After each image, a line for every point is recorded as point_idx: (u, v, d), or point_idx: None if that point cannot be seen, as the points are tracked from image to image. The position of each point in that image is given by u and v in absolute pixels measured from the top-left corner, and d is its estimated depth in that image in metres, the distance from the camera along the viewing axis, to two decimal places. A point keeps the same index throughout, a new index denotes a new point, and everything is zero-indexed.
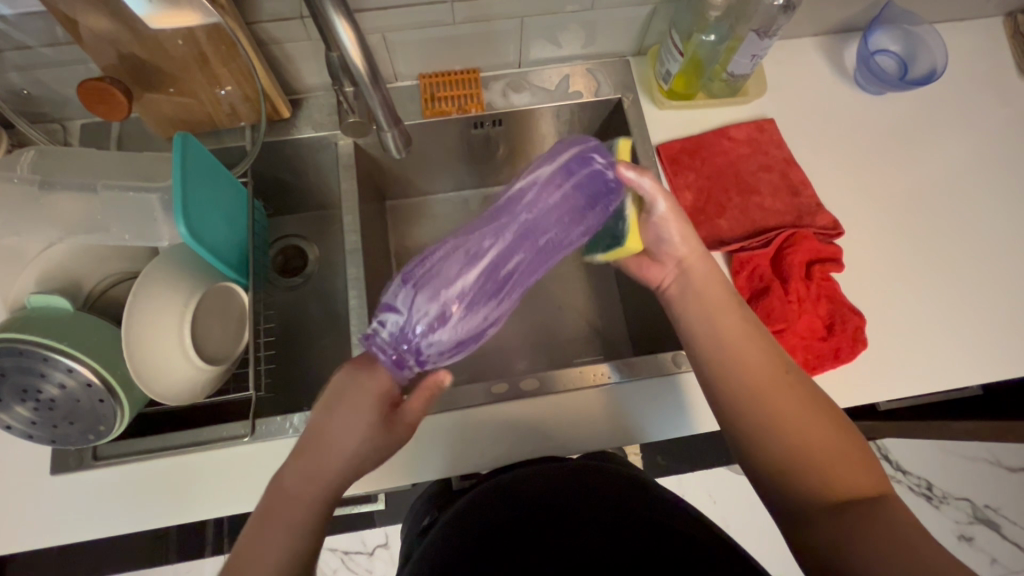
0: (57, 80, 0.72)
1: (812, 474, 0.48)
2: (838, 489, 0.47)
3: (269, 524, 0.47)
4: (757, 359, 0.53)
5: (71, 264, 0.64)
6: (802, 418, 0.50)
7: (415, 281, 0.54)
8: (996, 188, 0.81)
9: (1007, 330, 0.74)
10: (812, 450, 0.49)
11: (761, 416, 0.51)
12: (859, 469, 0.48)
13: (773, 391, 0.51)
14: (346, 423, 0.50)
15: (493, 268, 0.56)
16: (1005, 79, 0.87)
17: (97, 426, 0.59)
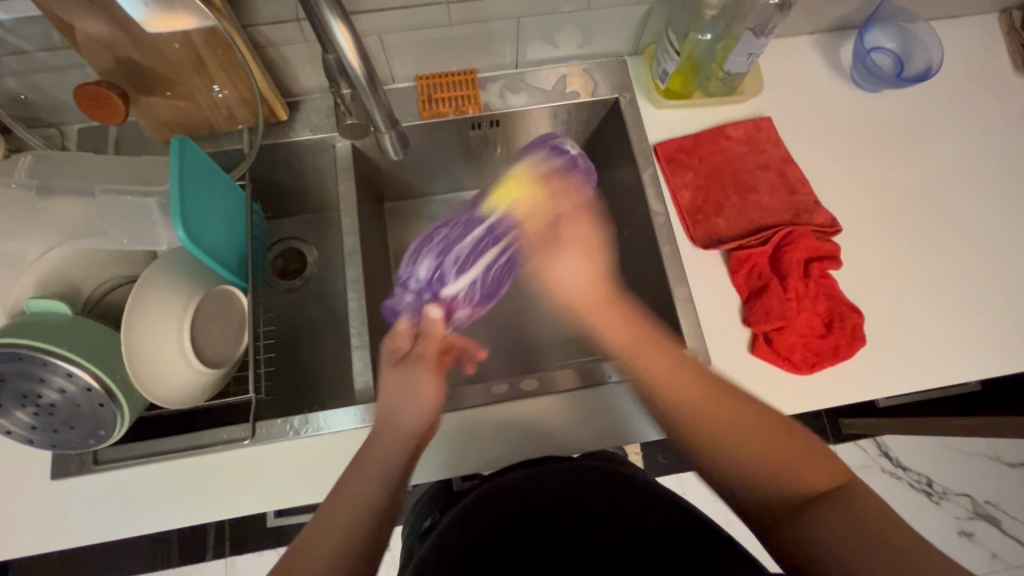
0: (53, 85, 0.72)
1: (766, 476, 0.48)
2: (799, 484, 0.47)
3: (347, 487, 0.50)
4: (681, 386, 0.55)
5: (70, 268, 0.64)
6: (730, 423, 0.51)
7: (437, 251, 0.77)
8: (993, 185, 0.82)
9: (1005, 326, 0.74)
10: (755, 453, 0.49)
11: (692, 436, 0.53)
12: (818, 462, 0.48)
13: (701, 411, 0.53)
14: (400, 390, 0.59)
15: (508, 249, 0.70)
16: (1001, 75, 0.87)
17: (97, 430, 0.59)
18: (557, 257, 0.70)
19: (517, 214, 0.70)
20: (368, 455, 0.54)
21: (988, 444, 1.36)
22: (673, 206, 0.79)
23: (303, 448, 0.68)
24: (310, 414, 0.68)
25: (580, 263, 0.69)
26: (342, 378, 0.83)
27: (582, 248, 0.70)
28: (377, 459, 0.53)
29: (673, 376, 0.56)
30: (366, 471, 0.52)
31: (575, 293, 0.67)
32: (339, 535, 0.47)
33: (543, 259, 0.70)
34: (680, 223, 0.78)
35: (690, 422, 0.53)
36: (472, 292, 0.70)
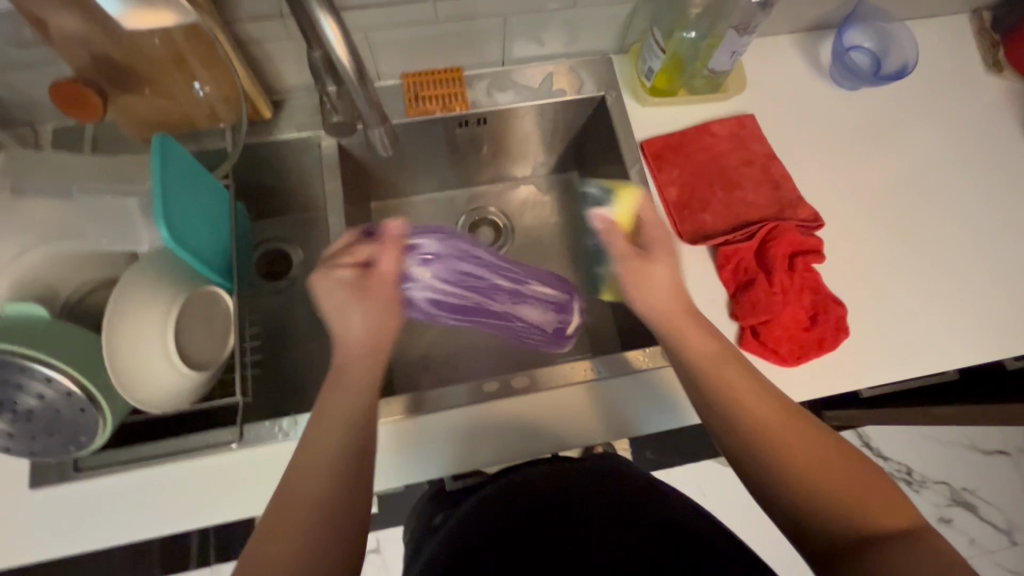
0: (26, 82, 0.70)
1: (835, 508, 0.49)
2: (868, 525, 0.48)
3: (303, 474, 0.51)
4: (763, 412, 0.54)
5: (42, 272, 0.61)
6: (813, 464, 0.51)
7: (445, 284, 0.72)
8: (967, 179, 0.84)
9: (981, 316, 0.76)
10: (833, 489, 0.50)
11: (773, 471, 0.52)
12: (889, 505, 0.49)
13: (790, 432, 0.53)
14: (338, 306, 0.59)
15: (480, 302, 0.76)
16: (973, 72, 0.90)
17: (78, 437, 0.57)
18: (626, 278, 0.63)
19: (504, 290, 0.77)
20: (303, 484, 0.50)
21: (962, 432, 1.40)
22: (659, 202, 0.80)
23: (289, 451, 0.67)
24: (299, 415, 0.67)
25: (666, 271, 0.62)
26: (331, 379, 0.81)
27: (670, 257, 0.63)
28: (305, 495, 0.49)
29: (744, 397, 0.55)
30: (313, 498, 0.49)
31: (660, 304, 0.61)
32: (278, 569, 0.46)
33: (626, 271, 0.63)
34: (667, 219, 0.79)
35: (760, 452, 0.52)
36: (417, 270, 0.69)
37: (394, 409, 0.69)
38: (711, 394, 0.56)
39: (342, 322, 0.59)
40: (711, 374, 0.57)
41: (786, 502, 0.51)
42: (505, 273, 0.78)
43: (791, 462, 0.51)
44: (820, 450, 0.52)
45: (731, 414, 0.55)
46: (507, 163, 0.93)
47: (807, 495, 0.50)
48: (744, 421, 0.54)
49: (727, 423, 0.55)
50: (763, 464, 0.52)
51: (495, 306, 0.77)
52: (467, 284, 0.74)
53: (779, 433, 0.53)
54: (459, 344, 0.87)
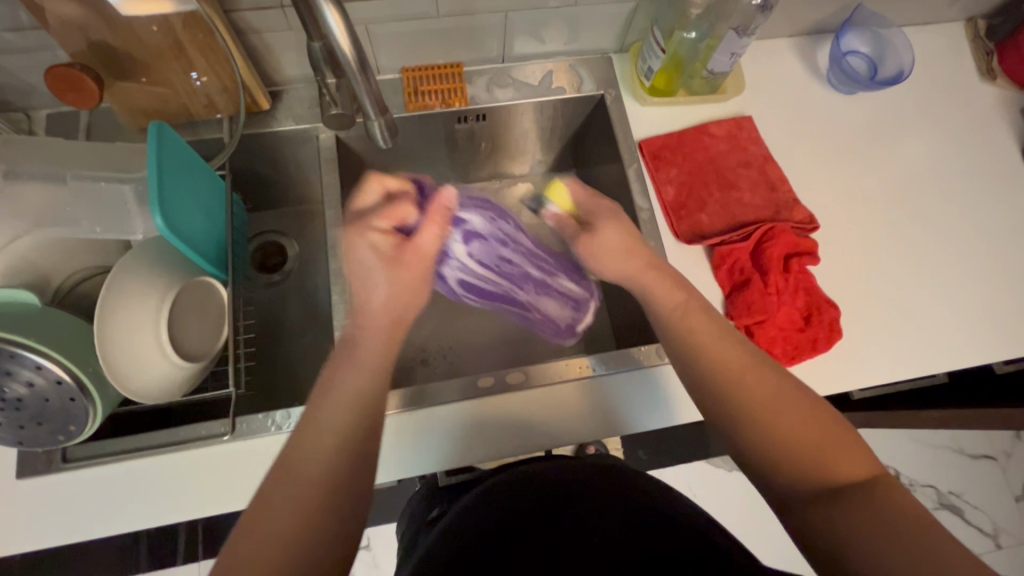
0: (21, 67, 0.69)
1: (797, 454, 0.49)
2: (830, 473, 0.48)
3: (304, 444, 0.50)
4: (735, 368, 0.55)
5: (37, 259, 0.61)
6: (777, 410, 0.52)
7: (477, 262, 0.77)
8: (960, 185, 0.85)
9: (971, 320, 0.77)
10: (795, 434, 0.50)
11: (737, 417, 0.53)
12: (853, 453, 0.49)
13: (755, 378, 0.54)
14: (359, 262, 0.61)
15: (505, 287, 0.80)
16: (967, 80, 0.91)
17: (67, 426, 0.56)
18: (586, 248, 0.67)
19: (530, 281, 0.80)
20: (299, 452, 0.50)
21: (950, 436, 1.41)
22: (657, 202, 0.80)
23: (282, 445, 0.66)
24: (293, 409, 0.67)
25: (616, 231, 0.65)
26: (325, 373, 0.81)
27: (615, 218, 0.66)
28: (301, 465, 0.49)
29: (710, 345, 0.57)
30: (314, 470, 0.48)
31: (613, 262, 0.65)
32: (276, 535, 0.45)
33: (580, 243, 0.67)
34: (664, 218, 0.79)
35: (726, 399, 0.54)
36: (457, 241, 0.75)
37: (389, 403, 0.69)
38: (680, 343, 0.58)
39: (366, 289, 0.60)
40: (672, 322, 0.60)
41: (751, 448, 0.52)
42: (539, 264, 0.81)
43: (754, 408, 0.52)
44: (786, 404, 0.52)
45: (701, 363, 0.56)
46: (505, 160, 0.93)
47: (771, 442, 0.51)
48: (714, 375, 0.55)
49: (692, 371, 0.57)
50: (727, 411, 0.53)
51: (521, 296, 0.81)
52: (498, 267, 0.79)
53: (744, 379, 0.54)
54: (455, 340, 0.87)
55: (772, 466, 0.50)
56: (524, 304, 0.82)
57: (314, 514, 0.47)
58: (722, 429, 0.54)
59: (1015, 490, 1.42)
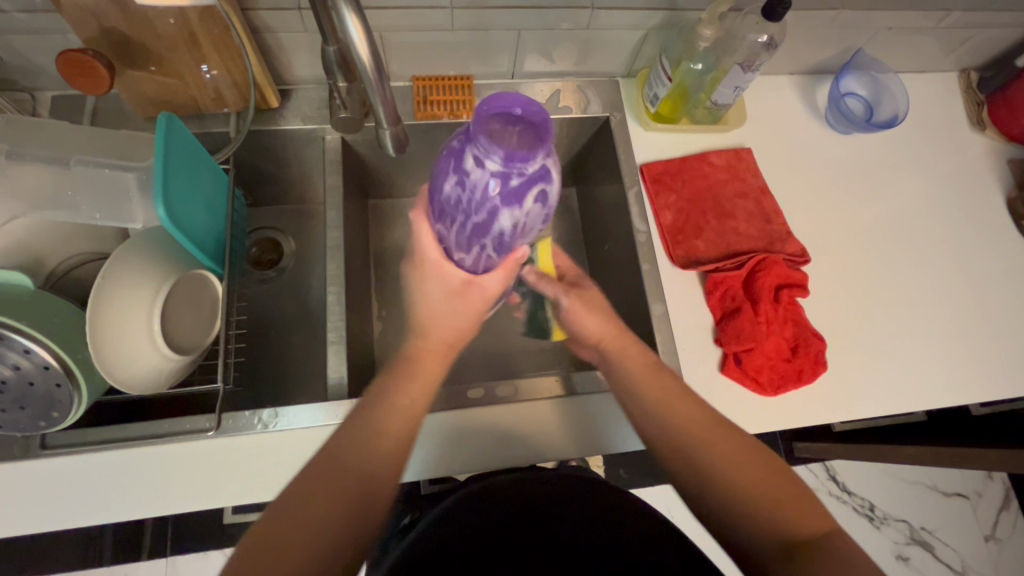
0: (29, 48, 0.68)
1: (757, 510, 0.53)
2: (788, 529, 0.51)
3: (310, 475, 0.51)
4: (698, 420, 0.58)
5: (31, 241, 0.62)
6: (747, 469, 0.55)
7: (517, 219, 0.50)
8: (947, 229, 0.88)
9: (951, 363, 0.79)
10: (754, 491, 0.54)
11: (711, 472, 0.55)
12: (812, 510, 0.53)
13: (719, 440, 0.57)
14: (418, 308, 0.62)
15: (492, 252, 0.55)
16: (958, 128, 0.94)
17: (49, 412, 0.55)
18: (572, 310, 0.67)
19: (512, 257, 0.57)
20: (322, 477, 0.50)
21: (924, 472, 1.43)
22: (655, 225, 0.82)
23: (268, 443, 0.66)
24: (280, 408, 0.66)
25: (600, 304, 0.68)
26: (314, 374, 0.81)
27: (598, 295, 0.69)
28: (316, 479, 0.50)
29: (686, 405, 0.59)
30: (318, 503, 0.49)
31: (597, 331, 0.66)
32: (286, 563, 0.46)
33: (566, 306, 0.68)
34: (661, 242, 0.81)
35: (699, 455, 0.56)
36: (486, 204, 0.49)
37: None
38: (659, 405, 0.59)
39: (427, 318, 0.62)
40: (642, 386, 0.61)
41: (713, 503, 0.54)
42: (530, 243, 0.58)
43: (718, 465, 0.55)
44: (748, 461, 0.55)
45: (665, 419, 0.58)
46: None
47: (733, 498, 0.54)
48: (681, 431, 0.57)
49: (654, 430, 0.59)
50: (691, 466, 0.56)
51: (494, 260, 0.57)
52: (520, 234, 0.53)
53: (706, 440, 0.57)
54: None
55: (736, 521, 0.53)
56: (489, 262, 0.57)
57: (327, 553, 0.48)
58: (692, 479, 0.56)
59: (985, 530, 1.45)
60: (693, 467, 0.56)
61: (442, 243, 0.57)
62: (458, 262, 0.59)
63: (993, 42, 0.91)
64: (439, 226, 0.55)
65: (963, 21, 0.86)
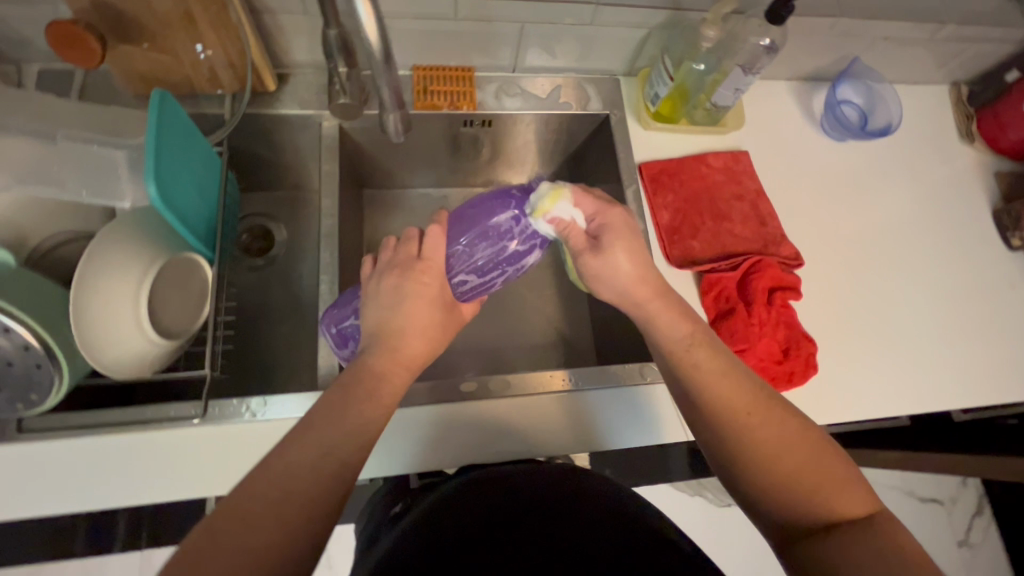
0: (16, 17, 0.66)
1: (797, 499, 0.49)
2: (828, 514, 0.48)
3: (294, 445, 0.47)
4: (729, 393, 0.54)
5: (17, 218, 0.60)
6: (785, 448, 0.51)
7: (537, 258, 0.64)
8: (934, 238, 0.89)
9: (936, 369, 0.80)
10: (793, 477, 0.50)
11: (743, 451, 0.52)
12: (852, 493, 0.49)
13: (756, 422, 0.52)
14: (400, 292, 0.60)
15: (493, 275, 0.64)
16: (949, 139, 0.96)
17: (27, 394, 0.53)
18: (596, 272, 0.62)
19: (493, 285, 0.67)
20: (268, 480, 0.45)
21: (903, 479, 1.46)
22: (652, 224, 0.82)
23: (254, 433, 0.64)
24: (269, 396, 0.65)
25: (626, 255, 0.60)
26: (303, 364, 0.79)
27: (627, 236, 0.60)
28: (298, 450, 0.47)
29: (720, 381, 0.55)
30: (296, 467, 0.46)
31: (627, 288, 0.61)
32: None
33: (583, 265, 0.62)
34: (657, 241, 0.81)
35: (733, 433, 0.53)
36: (521, 241, 0.61)
37: None
38: (691, 380, 0.56)
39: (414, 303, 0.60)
40: (682, 363, 0.57)
41: (749, 490, 0.51)
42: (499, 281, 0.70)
43: (746, 444, 0.52)
44: (787, 439, 0.51)
45: (706, 407, 0.55)
46: (502, 169, 0.93)
47: (772, 491, 0.50)
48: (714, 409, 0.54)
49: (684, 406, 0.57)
50: (724, 454, 0.53)
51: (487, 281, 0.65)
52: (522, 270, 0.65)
53: (745, 420, 0.52)
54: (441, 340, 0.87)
55: (773, 513, 0.50)
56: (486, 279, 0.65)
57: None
58: (721, 457, 0.53)
59: (958, 535, 1.48)
60: (726, 445, 0.52)
61: (450, 263, 0.63)
62: (453, 285, 0.64)
63: (985, 57, 0.93)
64: (460, 246, 0.62)
65: (958, 34, 0.87)
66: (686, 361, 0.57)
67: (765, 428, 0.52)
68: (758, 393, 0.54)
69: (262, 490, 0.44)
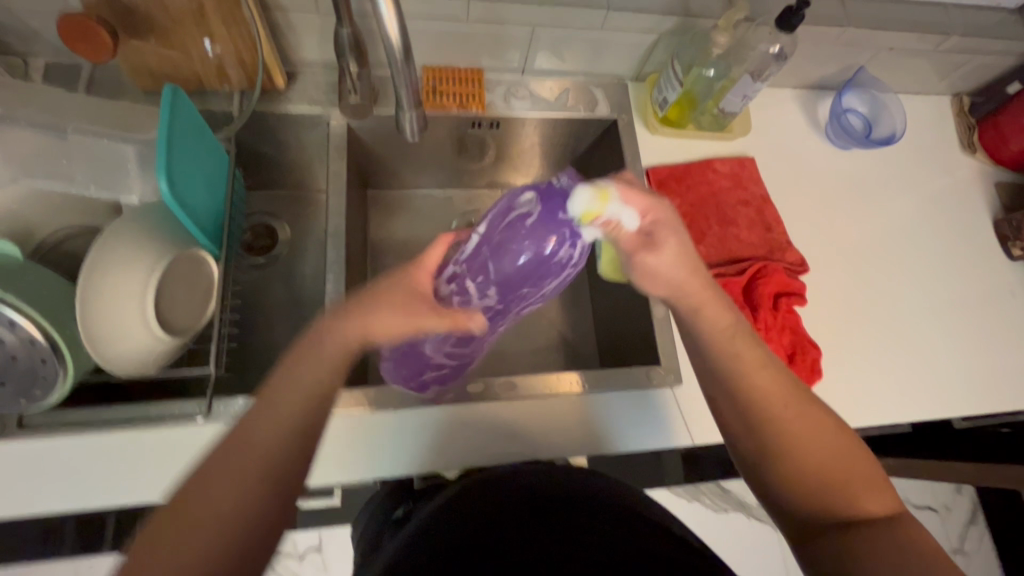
0: (26, 10, 0.66)
1: (826, 495, 0.49)
2: (856, 511, 0.48)
3: (247, 436, 0.46)
4: (767, 383, 0.53)
5: (22, 209, 0.60)
6: (818, 444, 0.51)
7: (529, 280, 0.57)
8: (937, 247, 0.90)
9: (938, 376, 0.81)
10: (822, 473, 0.50)
11: (778, 444, 0.51)
12: (877, 491, 0.49)
13: (792, 417, 0.52)
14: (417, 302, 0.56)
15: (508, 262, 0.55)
16: (951, 149, 0.97)
17: (32, 390, 0.52)
18: (644, 270, 0.56)
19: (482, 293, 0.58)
20: (218, 476, 0.45)
21: (900, 486, 1.46)
22: None
23: None
24: None
25: (677, 248, 0.56)
26: None
27: (677, 230, 0.56)
28: (252, 443, 0.46)
29: (755, 368, 0.54)
30: (245, 463, 0.45)
31: (679, 285, 0.56)
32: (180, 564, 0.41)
33: (633, 263, 0.56)
34: None
35: (769, 426, 0.52)
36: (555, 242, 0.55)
37: (370, 398, 0.68)
38: (722, 367, 0.55)
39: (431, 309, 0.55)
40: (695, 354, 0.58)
41: (778, 483, 0.51)
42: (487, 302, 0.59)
43: (780, 436, 0.51)
44: (818, 435, 0.51)
45: (742, 397, 0.53)
46: (509, 172, 0.93)
47: (803, 488, 0.50)
48: (749, 398, 0.53)
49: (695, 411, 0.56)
50: (755, 447, 0.52)
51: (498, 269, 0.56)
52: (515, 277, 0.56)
53: (781, 413, 0.52)
54: None
55: (796, 509, 0.50)
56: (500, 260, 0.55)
57: (219, 552, 0.42)
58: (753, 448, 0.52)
59: (952, 544, 1.49)
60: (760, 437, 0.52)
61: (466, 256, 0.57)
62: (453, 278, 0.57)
63: (987, 69, 0.94)
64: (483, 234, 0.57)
65: (962, 46, 0.88)
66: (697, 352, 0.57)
67: (799, 422, 0.51)
68: (793, 385, 0.53)
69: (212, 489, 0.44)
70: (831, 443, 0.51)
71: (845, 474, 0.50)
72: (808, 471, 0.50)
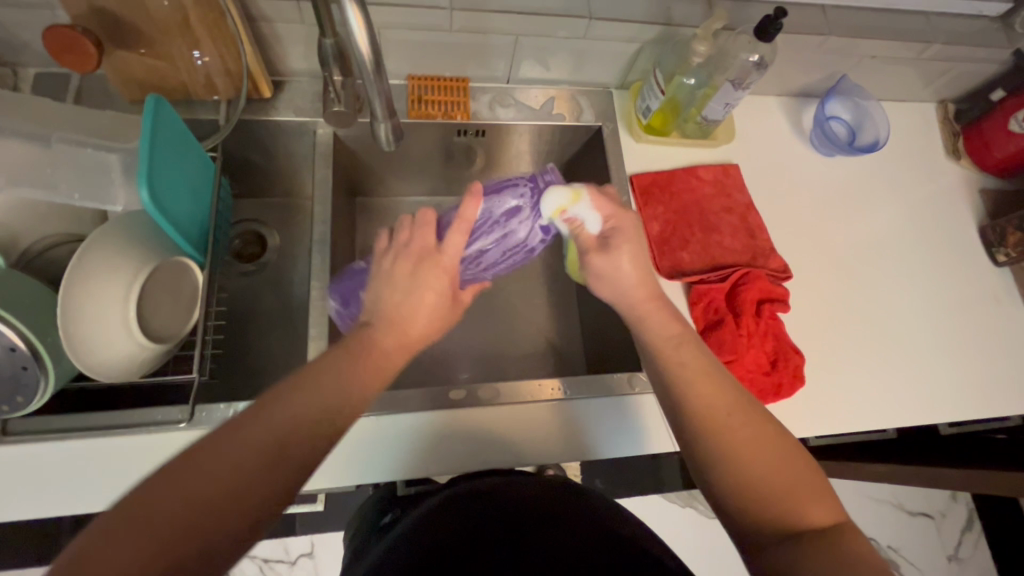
0: (15, 22, 0.67)
1: (768, 503, 0.49)
2: (799, 521, 0.48)
3: (257, 420, 0.45)
4: (710, 392, 0.55)
5: (8, 219, 0.60)
6: (761, 453, 0.51)
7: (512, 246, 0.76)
8: (922, 253, 0.91)
9: (923, 382, 0.81)
10: (763, 480, 0.50)
11: (721, 452, 0.52)
12: (821, 502, 0.49)
13: (732, 424, 0.53)
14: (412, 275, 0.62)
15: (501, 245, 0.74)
16: (936, 156, 0.98)
17: (13, 396, 0.53)
18: (601, 271, 0.64)
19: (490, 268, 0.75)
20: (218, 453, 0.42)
21: (895, 492, 1.45)
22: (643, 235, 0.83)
23: None
24: None
25: (631, 256, 0.63)
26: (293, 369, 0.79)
27: (634, 241, 0.63)
28: (263, 426, 0.44)
29: (701, 379, 0.56)
30: (250, 444, 0.43)
31: (629, 289, 0.63)
32: (162, 530, 0.38)
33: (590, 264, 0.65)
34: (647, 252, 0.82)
35: (714, 434, 0.53)
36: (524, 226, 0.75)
37: None
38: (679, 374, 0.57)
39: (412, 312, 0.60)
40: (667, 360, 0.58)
41: (723, 491, 0.51)
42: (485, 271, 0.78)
43: (722, 445, 0.52)
44: (761, 444, 0.52)
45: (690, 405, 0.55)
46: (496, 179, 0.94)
47: (747, 495, 0.50)
48: (693, 407, 0.54)
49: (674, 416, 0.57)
50: (702, 450, 0.53)
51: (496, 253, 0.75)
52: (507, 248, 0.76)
53: (725, 423, 0.53)
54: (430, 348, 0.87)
55: (740, 513, 0.50)
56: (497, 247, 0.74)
57: (193, 536, 0.39)
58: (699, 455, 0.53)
59: (948, 550, 1.48)
60: (700, 444, 0.53)
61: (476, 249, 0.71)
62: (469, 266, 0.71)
63: (970, 76, 0.94)
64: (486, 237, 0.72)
65: (944, 54, 0.89)
66: (672, 359, 0.58)
67: (741, 430, 0.52)
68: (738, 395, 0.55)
69: (209, 465, 0.41)
70: (772, 452, 0.51)
71: (789, 483, 0.50)
72: (750, 479, 0.50)
